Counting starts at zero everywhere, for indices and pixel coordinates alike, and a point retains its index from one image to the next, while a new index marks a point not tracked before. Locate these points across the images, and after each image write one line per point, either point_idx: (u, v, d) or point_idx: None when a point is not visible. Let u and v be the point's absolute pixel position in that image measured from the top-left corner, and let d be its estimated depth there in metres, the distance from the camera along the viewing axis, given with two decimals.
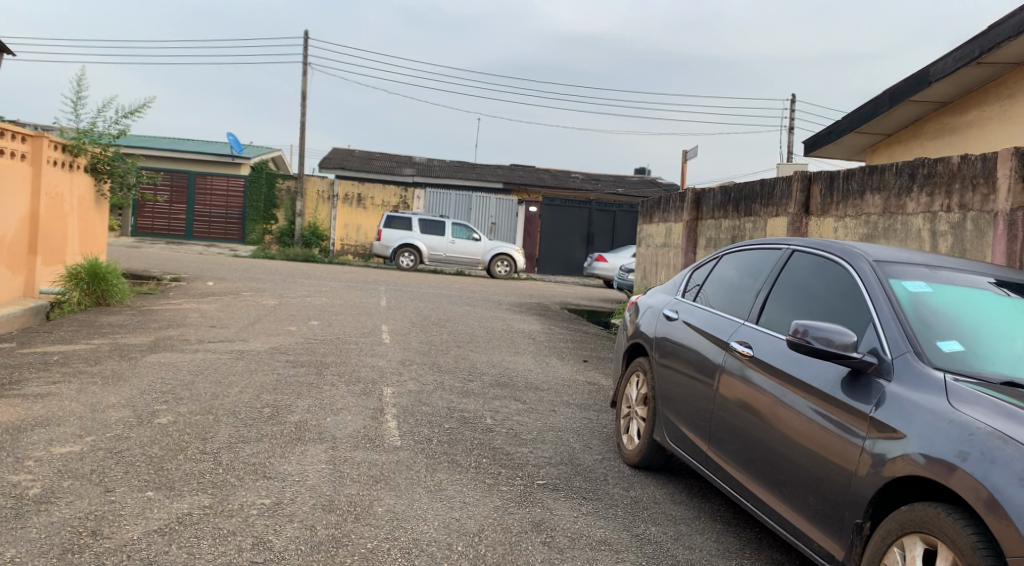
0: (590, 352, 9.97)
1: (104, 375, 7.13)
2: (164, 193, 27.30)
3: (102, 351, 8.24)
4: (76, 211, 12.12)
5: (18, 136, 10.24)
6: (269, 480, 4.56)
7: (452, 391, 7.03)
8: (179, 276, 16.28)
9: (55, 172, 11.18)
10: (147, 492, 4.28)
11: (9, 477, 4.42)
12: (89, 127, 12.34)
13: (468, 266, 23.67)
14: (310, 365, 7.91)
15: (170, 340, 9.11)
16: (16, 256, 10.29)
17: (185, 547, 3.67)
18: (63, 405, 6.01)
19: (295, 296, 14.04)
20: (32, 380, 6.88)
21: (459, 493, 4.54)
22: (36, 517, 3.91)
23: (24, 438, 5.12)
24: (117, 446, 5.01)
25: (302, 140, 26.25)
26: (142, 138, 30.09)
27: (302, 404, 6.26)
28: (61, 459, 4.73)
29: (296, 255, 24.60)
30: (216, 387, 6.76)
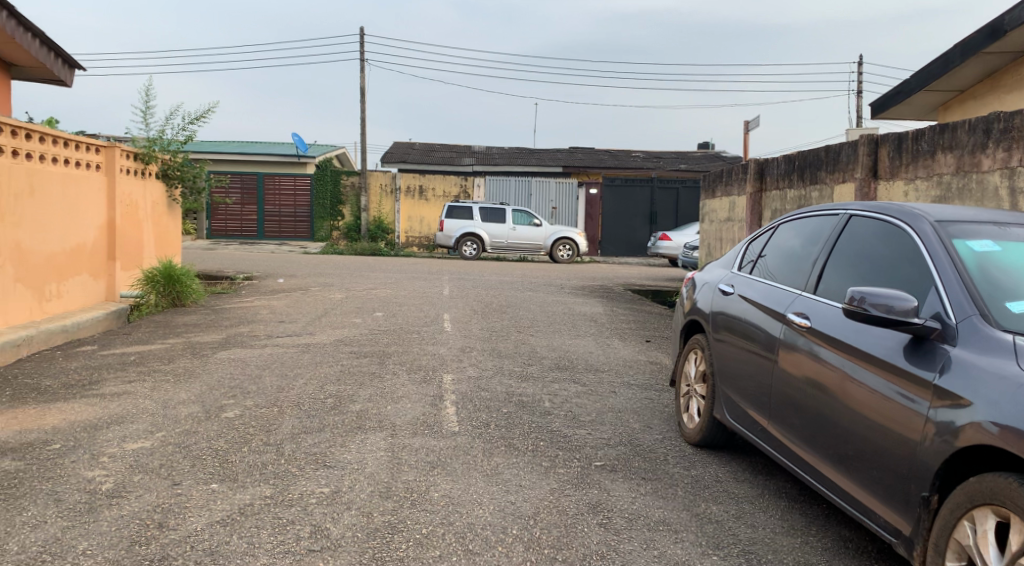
0: (654, 332, 9.83)
1: (177, 373, 7.36)
2: (235, 194, 28.06)
3: (176, 350, 8.51)
4: (151, 216, 12.50)
5: (91, 147, 10.60)
6: (328, 468, 4.64)
7: (511, 376, 7.03)
8: (251, 275, 16.71)
9: (128, 180, 11.55)
10: (212, 484, 4.40)
11: (85, 473, 4.60)
12: (159, 135, 12.78)
13: (532, 251, 23.56)
14: (372, 355, 8.02)
15: (239, 336, 9.33)
16: (97, 262, 10.70)
17: (245, 537, 3.78)
18: (137, 402, 6.23)
19: (360, 290, 14.21)
20: (109, 379, 7.15)
21: (516, 476, 4.52)
22: (107, 510, 4.06)
23: (99, 435, 5.32)
24: (186, 441, 5.17)
25: (363, 135, 26.63)
26: (212, 144, 30.86)
27: (364, 394, 6.35)
28: (133, 455, 4.89)
29: (363, 249, 25.04)
30: (282, 380, 6.91)
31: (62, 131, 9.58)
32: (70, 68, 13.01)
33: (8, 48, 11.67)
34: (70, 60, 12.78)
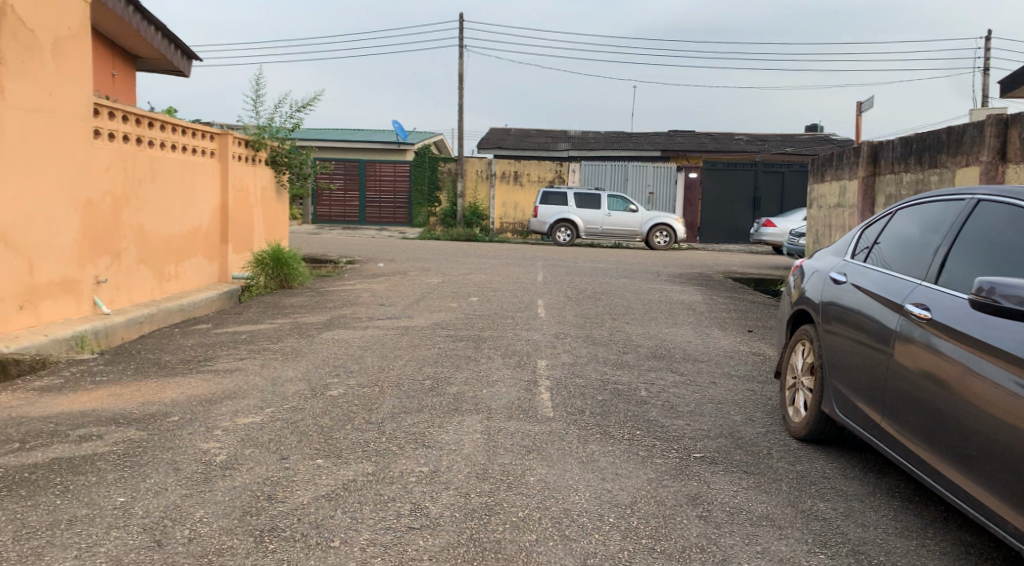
0: (756, 322, 9.56)
1: (284, 351, 7.64)
2: (338, 181, 28.88)
3: (283, 330, 8.83)
4: (261, 201, 12.98)
5: (206, 134, 11.04)
6: (427, 448, 4.71)
7: (607, 363, 6.97)
8: (353, 259, 17.16)
9: (240, 166, 12.02)
10: (317, 459, 4.54)
11: (200, 445, 4.82)
12: (268, 123, 13.22)
13: (628, 238, 23.29)
14: (468, 339, 8.10)
15: (342, 318, 9.59)
16: (211, 245, 11.19)
17: (348, 512, 3.88)
18: (248, 378, 6.50)
19: (457, 274, 14.39)
20: (222, 356, 7.48)
21: (612, 464, 4.48)
22: (221, 481, 4.25)
23: (213, 409, 5.57)
24: (293, 417, 5.35)
25: (461, 122, 26.89)
26: (316, 132, 31.81)
27: (460, 376, 6.42)
28: (245, 429, 5.10)
29: (459, 235, 25.34)
30: (382, 361, 7.07)
31: (179, 119, 10.01)
32: (189, 59, 13.61)
33: (134, 41, 12.30)
34: (188, 52, 13.37)
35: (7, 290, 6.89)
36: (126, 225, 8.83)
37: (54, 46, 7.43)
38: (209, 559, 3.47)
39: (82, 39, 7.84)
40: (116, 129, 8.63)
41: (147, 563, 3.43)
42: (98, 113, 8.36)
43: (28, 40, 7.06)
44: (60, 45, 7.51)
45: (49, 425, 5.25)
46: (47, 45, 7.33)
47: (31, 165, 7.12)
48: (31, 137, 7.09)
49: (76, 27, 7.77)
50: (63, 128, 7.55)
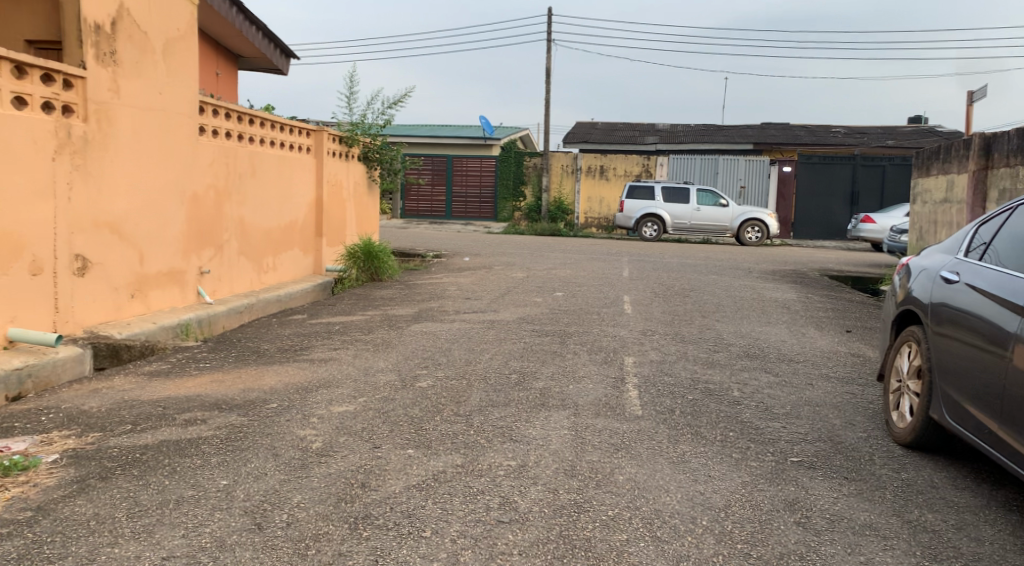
0: (854, 322, 9.20)
1: (375, 342, 7.78)
2: (425, 176, 29.31)
3: (373, 322, 8.99)
4: (353, 196, 13.26)
5: (303, 130, 11.33)
6: (515, 442, 4.70)
7: (697, 362, 6.82)
8: (439, 253, 17.36)
9: (334, 161, 12.30)
10: (408, 449, 4.59)
11: (297, 431, 4.95)
12: (360, 119, 13.47)
13: (717, 233, 22.75)
14: (554, 334, 8.06)
15: (430, 311, 9.71)
16: (306, 238, 11.50)
17: (439, 503, 3.91)
18: (341, 368, 6.65)
19: (542, 269, 14.37)
20: (317, 346, 7.68)
21: (705, 465, 4.38)
22: (317, 467, 4.35)
23: (309, 398, 5.72)
24: (385, 407, 5.44)
25: (548, 117, 26.86)
26: (405, 128, 32.31)
27: (547, 371, 6.40)
28: (339, 417, 5.21)
29: (544, 229, 25.36)
30: (469, 354, 7.12)
31: (277, 116, 10.30)
32: (286, 57, 14.05)
33: (235, 41, 12.73)
34: (285, 50, 13.79)
35: (120, 279, 7.24)
36: (228, 218, 9.16)
37: (165, 47, 7.74)
38: (307, 544, 3.55)
39: (189, 40, 8.15)
40: (219, 126, 8.96)
41: (248, 545, 3.54)
42: (203, 111, 8.69)
43: (141, 41, 7.38)
44: (170, 45, 7.82)
45: (156, 409, 5.49)
46: (159, 46, 7.66)
47: (143, 160, 7.45)
48: (143, 134, 7.42)
49: (184, 28, 8.08)
50: (171, 125, 7.87)
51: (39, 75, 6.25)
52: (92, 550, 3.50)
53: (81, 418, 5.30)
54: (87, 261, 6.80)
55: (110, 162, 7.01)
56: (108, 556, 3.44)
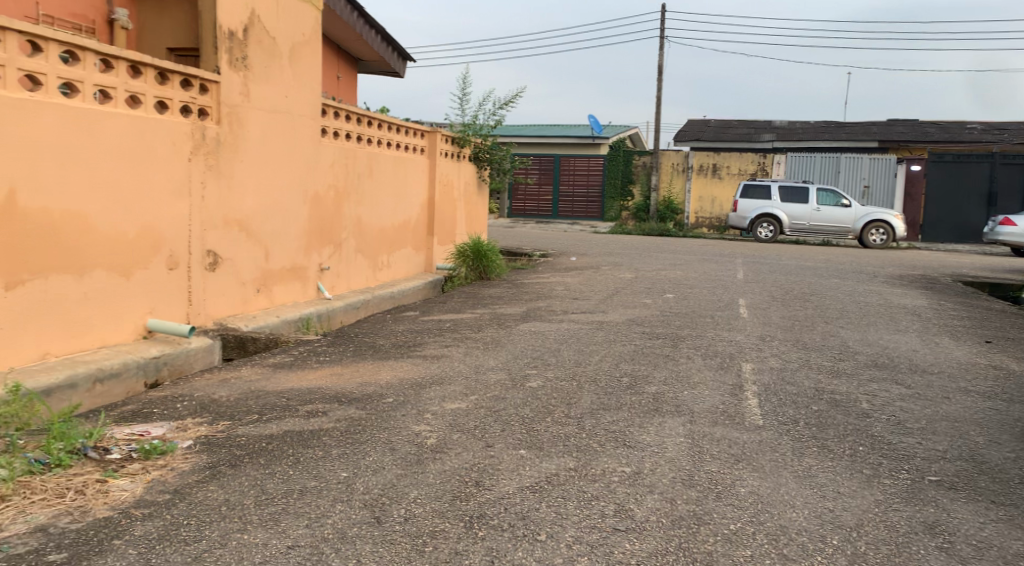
0: (993, 332, 8.59)
1: (485, 341, 7.81)
2: (534, 175, 29.43)
3: (483, 320, 9.04)
4: (464, 196, 13.42)
5: (417, 132, 11.53)
6: (630, 448, 4.60)
7: (820, 371, 6.51)
8: (547, 252, 17.36)
9: (446, 162, 12.46)
10: (520, 450, 4.56)
11: (412, 427, 5.01)
12: (471, 120, 13.60)
13: (837, 235, 21.75)
14: (666, 337, 7.89)
15: (538, 310, 9.69)
16: (419, 237, 11.71)
17: (553, 506, 3.86)
18: (452, 365, 6.71)
19: (652, 270, 14.13)
20: (428, 343, 7.78)
21: (833, 481, 4.15)
22: (432, 464, 4.38)
23: (423, 394, 5.78)
24: (496, 406, 5.44)
25: (659, 115, 26.45)
26: (515, 127, 32.54)
27: (660, 376, 6.25)
28: (452, 415, 5.24)
29: (652, 229, 24.99)
30: (580, 355, 7.05)
31: (394, 118, 10.51)
32: (402, 61, 14.41)
33: (354, 45, 13.09)
34: (402, 53, 14.14)
35: (247, 274, 7.54)
36: (346, 217, 9.41)
37: (291, 52, 8.01)
38: (424, 540, 3.57)
39: (314, 44, 8.41)
40: (339, 128, 9.21)
41: (367, 539, 3.59)
42: (325, 113, 8.96)
43: (270, 47, 7.67)
44: (296, 50, 8.09)
45: (280, 399, 5.68)
46: (286, 51, 7.93)
47: (269, 161, 7.74)
48: (270, 136, 7.71)
49: (309, 33, 8.34)
50: (296, 128, 8.15)
51: (179, 81, 6.56)
52: (222, 536, 3.63)
53: (211, 406, 5.54)
54: (218, 257, 7.12)
55: (240, 163, 7.31)
56: (237, 542, 3.56)
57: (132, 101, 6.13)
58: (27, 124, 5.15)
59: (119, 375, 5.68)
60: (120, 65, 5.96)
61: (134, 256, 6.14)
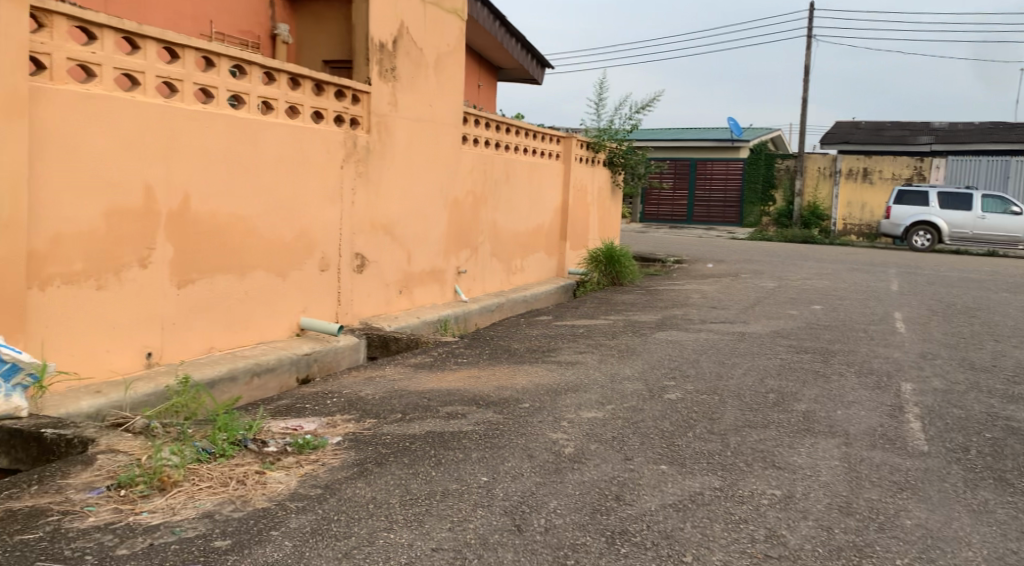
0: None
1: (621, 349, 7.70)
2: (669, 180, 28.94)
3: (618, 327, 8.92)
4: (597, 201, 13.34)
5: (553, 138, 11.55)
6: (780, 469, 4.39)
7: (991, 394, 6.00)
8: (682, 258, 16.99)
9: (581, 167, 12.42)
10: (662, 465, 4.45)
11: (550, 434, 5.00)
12: (607, 125, 13.49)
13: (1006, 245, 20.23)
14: (815, 352, 7.51)
15: (675, 319, 9.48)
16: (551, 241, 11.73)
17: (699, 527, 3.74)
18: (588, 373, 6.64)
19: (796, 279, 13.55)
20: (564, 349, 7.76)
21: (1012, 519, 3.80)
22: (571, 474, 4.35)
23: (560, 400, 5.77)
24: (635, 417, 5.34)
25: (804, 117, 25.38)
26: (650, 131, 32.12)
27: (809, 393, 5.95)
28: (589, 424, 5.19)
29: (794, 236, 24.01)
30: (721, 368, 6.81)
31: (531, 124, 10.57)
32: (540, 68, 14.57)
33: (494, 53, 13.28)
34: (540, 59, 14.28)
35: (390, 277, 7.78)
36: (483, 222, 9.55)
37: (436, 61, 8.20)
38: (566, 553, 3.54)
39: (457, 54, 8.57)
40: (479, 135, 9.35)
41: (509, 547, 3.59)
42: (466, 120, 9.12)
43: (417, 57, 7.88)
44: (441, 60, 8.28)
45: (422, 400, 5.81)
46: (431, 61, 8.13)
47: (414, 168, 7.96)
48: (415, 143, 7.92)
49: (453, 43, 8.51)
50: (439, 135, 8.34)
51: (334, 91, 6.83)
52: (370, 533, 3.72)
53: (358, 404, 5.73)
54: (365, 259, 7.38)
55: (386, 170, 7.55)
56: (385, 541, 3.64)
57: (292, 112, 6.44)
58: (201, 136, 5.51)
59: (274, 370, 5.97)
60: (281, 78, 6.27)
61: (290, 258, 6.45)
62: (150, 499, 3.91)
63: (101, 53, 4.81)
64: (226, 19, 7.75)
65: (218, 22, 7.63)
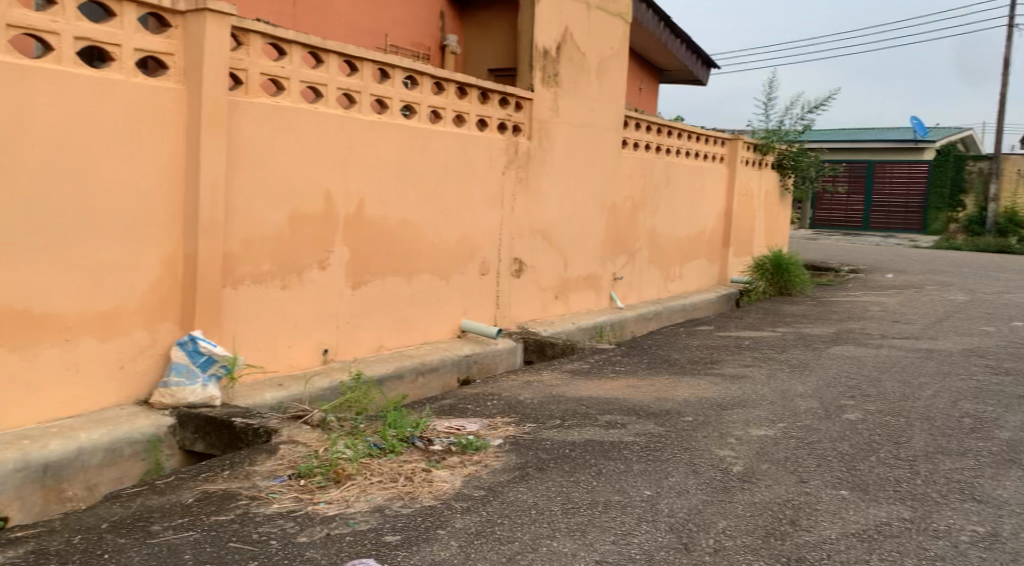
0: None
1: (792, 363, 7.32)
2: (843, 184, 27.36)
3: (788, 340, 8.50)
4: (764, 206, 12.80)
5: (718, 141, 11.19)
6: (980, 504, 3.99)
7: None
8: (856, 268, 15.99)
9: (747, 171, 11.96)
10: (842, 490, 4.17)
11: (715, 450, 4.81)
12: (776, 127, 12.89)
13: None
14: (1016, 374, 6.81)
15: (852, 333, 8.91)
16: (713, 248, 11.37)
17: (887, 561, 3.45)
18: (757, 388, 6.35)
19: (990, 292, 12.39)
20: (729, 361, 7.47)
21: None
22: (741, 494, 4.16)
23: (725, 415, 5.54)
24: (809, 437, 5.04)
25: (1001, 115, 23.23)
26: (823, 132, 30.52)
27: (1012, 420, 5.38)
28: (760, 441, 4.95)
29: (987, 245, 22.02)
30: (906, 388, 6.31)
31: (694, 127, 10.30)
32: (705, 68, 14.20)
33: (658, 56, 13.06)
34: (705, 60, 13.90)
35: (547, 282, 7.80)
36: (643, 227, 9.40)
37: (599, 65, 8.15)
38: None
39: (620, 57, 8.48)
40: (640, 139, 9.21)
41: None
42: (627, 124, 9.00)
43: (580, 62, 7.86)
44: (604, 64, 8.22)
45: (581, 407, 5.76)
46: (595, 65, 8.08)
47: (574, 173, 7.94)
48: (575, 148, 7.91)
49: (617, 47, 8.43)
50: (600, 140, 8.28)
51: (498, 98, 6.92)
52: (533, 539, 3.70)
53: (518, 408, 5.76)
54: (522, 264, 7.44)
55: (546, 175, 7.57)
56: (547, 549, 3.61)
57: (459, 119, 6.59)
58: (374, 143, 5.72)
59: (437, 371, 6.11)
60: (450, 87, 6.41)
61: (452, 262, 6.59)
62: (326, 490, 4.02)
63: (289, 67, 5.10)
64: (400, 32, 8.05)
65: (392, 35, 7.93)
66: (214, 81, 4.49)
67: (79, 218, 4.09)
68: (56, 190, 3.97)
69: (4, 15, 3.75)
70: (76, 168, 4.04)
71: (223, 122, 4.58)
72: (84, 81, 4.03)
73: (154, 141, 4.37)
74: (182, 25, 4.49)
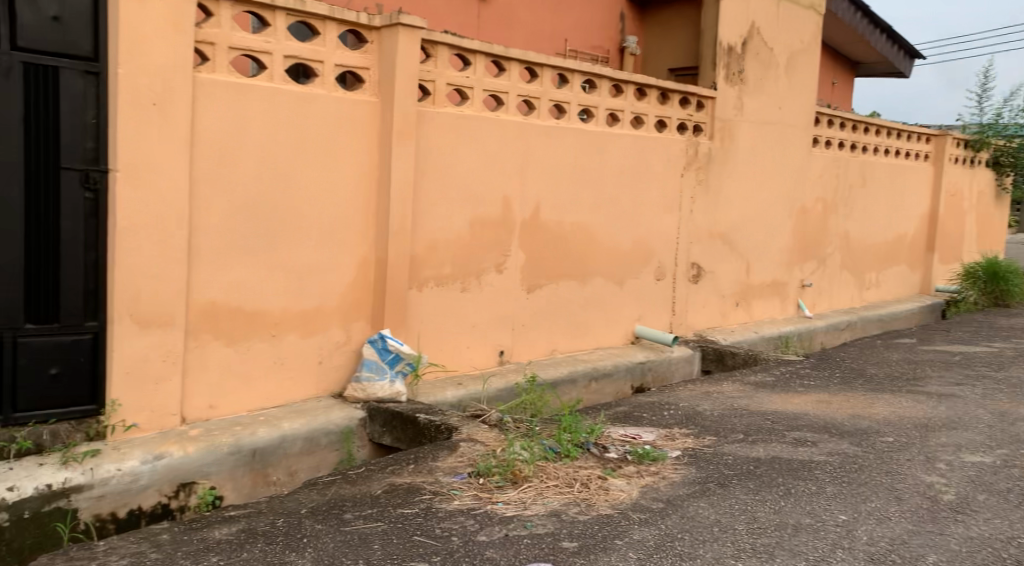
0: None
1: (1011, 383, 6.61)
2: None
3: (1005, 357, 7.69)
4: (976, 207, 11.67)
5: (922, 137, 10.33)
6: None
7: None
8: None
9: (957, 169, 10.95)
10: None
11: (922, 476, 4.43)
12: (993, 120, 11.65)
13: None
14: None
15: None
16: (915, 253, 10.51)
17: None
18: (968, 409, 5.78)
19: None
20: (935, 377, 6.86)
21: None
22: (954, 526, 3.80)
23: (931, 438, 5.08)
24: None
25: None
26: None
27: None
28: (974, 469, 4.50)
29: None
30: None
31: (894, 123, 9.57)
32: (908, 59, 13.18)
33: (855, 48, 12.26)
34: (909, 50, 12.89)
35: (727, 288, 7.53)
36: (835, 231, 8.85)
37: (788, 61, 7.77)
38: None
39: (812, 51, 8.04)
40: (832, 137, 8.67)
41: None
42: (819, 122, 8.50)
43: (767, 58, 7.52)
44: (794, 59, 7.82)
45: (765, 422, 5.50)
46: (783, 61, 7.72)
47: (759, 174, 7.62)
48: (760, 149, 7.58)
49: (809, 40, 7.99)
50: (787, 139, 7.89)
51: (678, 99, 6.77)
52: (717, 558, 3.57)
53: (697, 419, 5.59)
54: (701, 269, 7.23)
55: (729, 177, 7.31)
56: None
57: (637, 121, 6.51)
58: (553, 148, 5.77)
59: (610, 376, 6.08)
60: (629, 89, 6.34)
61: (629, 267, 6.53)
62: (504, 490, 4.09)
63: (473, 76, 5.24)
64: (581, 36, 8.06)
65: (572, 39, 7.96)
66: (404, 92, 4.69)
67: (283, 223, 4.41)
68: (263, 199, 4.31)
69: (226, 39, 4.13)
70: (282, 176, 4.36)
71: (412, 132, 4.78)
72: (290, 97, 4.34)
73: (351, 150, 4.64)
74: (378, 40, 4.73)
